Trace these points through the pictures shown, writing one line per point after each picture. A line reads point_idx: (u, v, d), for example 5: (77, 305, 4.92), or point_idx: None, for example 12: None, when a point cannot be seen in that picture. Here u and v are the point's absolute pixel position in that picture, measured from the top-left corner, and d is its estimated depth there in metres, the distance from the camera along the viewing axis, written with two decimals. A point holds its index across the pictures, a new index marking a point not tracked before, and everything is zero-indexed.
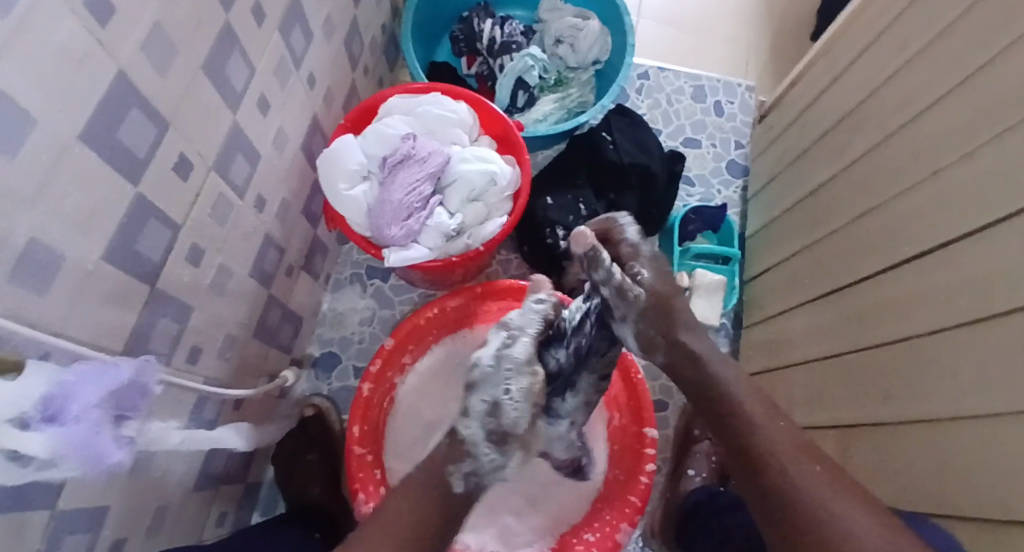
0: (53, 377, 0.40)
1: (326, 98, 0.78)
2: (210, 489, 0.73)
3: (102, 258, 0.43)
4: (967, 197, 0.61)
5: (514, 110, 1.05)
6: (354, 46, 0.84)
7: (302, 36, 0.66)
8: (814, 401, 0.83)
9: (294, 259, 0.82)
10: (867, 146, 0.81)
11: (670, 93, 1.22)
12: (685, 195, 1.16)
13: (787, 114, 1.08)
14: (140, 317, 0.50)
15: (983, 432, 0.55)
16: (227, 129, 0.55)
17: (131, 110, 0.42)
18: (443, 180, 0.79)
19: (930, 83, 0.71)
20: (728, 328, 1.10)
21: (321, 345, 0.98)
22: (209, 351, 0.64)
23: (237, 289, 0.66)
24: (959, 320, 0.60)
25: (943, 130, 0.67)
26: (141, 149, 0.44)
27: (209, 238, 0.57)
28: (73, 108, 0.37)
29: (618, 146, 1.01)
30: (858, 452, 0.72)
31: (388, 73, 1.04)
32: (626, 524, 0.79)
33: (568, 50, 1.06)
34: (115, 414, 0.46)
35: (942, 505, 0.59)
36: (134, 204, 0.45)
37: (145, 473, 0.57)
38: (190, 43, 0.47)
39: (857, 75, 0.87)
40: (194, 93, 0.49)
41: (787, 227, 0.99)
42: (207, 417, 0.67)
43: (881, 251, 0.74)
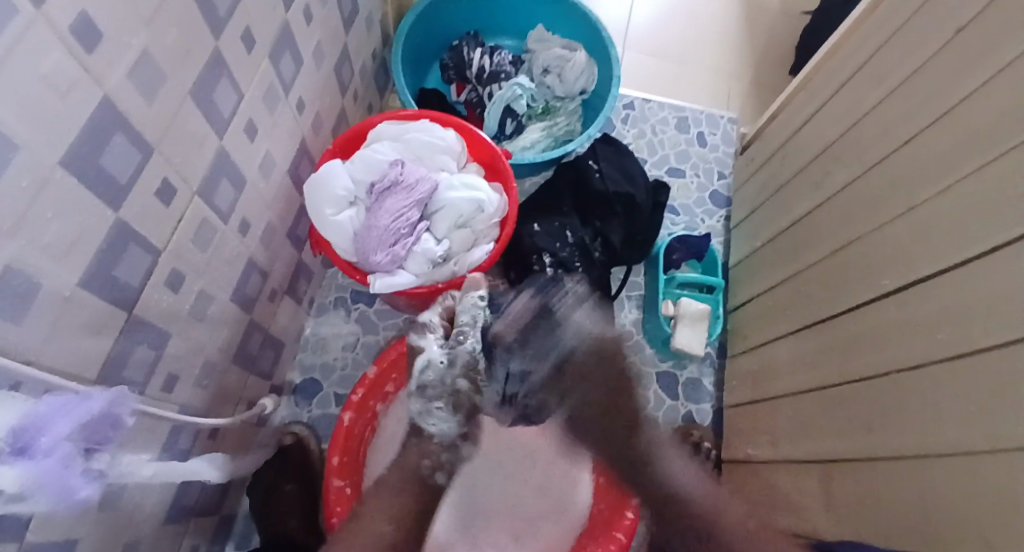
0: (23, 409, 0.38)
1: (314, 123, 0.78)
2: (182, 521, 0.71)
3: (80, 284, 0.42)
4: (947, 234, 0.63)
5: (502, 138, 1.06)
6: (344, 72, 0.84)
7: (292, 62, 0.66)
8: (798, 433, 0.83)
9: (277, 284, 0.81)
10: (847, 180, 0.83)
11: (654, 124, 1.24)
12: (670, 224, 1.17)
13: (768, 146, 1.10)
14: (116, 344, 0.49)
15: (966, 468, 0.55)
16: (213, 154, 0.55)
17: (115, 136, 0.41)
18: (431, 206, 0.79)
19: (907, 121, 0.73)
20: (712, 357, 1.10)
21: (302, 371, 0.96)
22: (186, 378, 0.62)
23: (218, 314, 0.65)
24: (940, 354, 0.61)
25: (920, 167, 0.69)
26: (124, 174, 0.44)
27: (190, 263, 0.56)
28: (57, 134, 0.36)
29: (604, 175, 1.02)
30: (842, 486, 0.72)
31: (377, 99, 1.05)
32: None
33: (556, 80, 1.08)
34: (87, 446, 0.45)
35: (926, 541, 0.59)
36: (115, 230, 0.44)
37: (116, 506, 0.54)
38: (179, 69, 0.47)
39: (836, 111, 0.89)
40: (181, 118, 0.49)
41: (770, 258, 1.01)
42: (182, 446, 0.65)
43: (863, 284, 0.75)
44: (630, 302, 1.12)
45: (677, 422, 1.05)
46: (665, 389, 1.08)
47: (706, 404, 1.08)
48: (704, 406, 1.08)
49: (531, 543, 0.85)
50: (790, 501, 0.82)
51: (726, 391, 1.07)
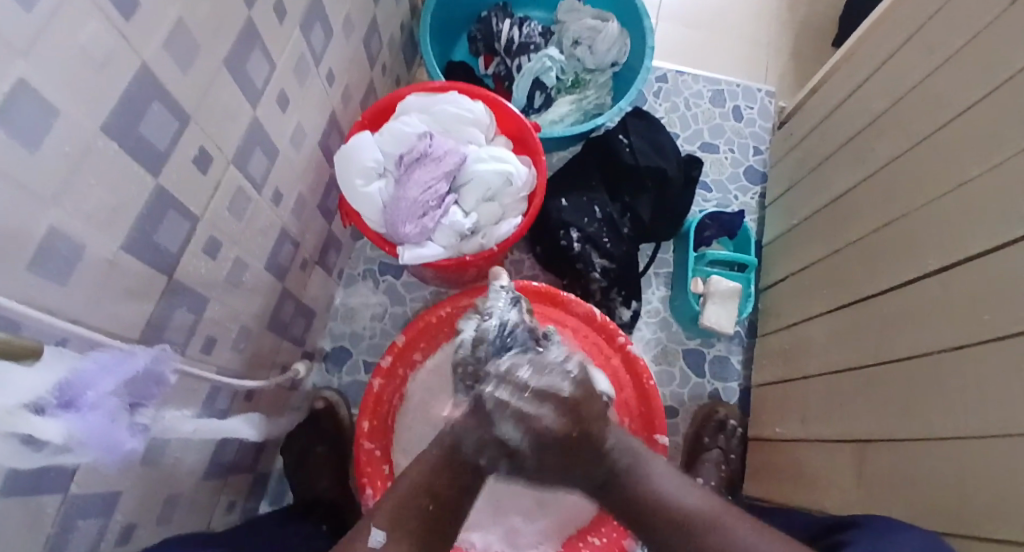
0: (69, 365, 0.41)
1: (344, 95, 0.78)
2: (220, 479, 0.74)
3: (122, 249, 0.44)
4: (993, 211, 0.60)
5: (531, 111, 1.05)
6: (373, 43, 0.84)
7: (322, 32, 0.66)
8: (830, 413, 0.82)
9: (308, 254, 0.82)
10: (892, 154, 0.80)
11: (688, 97, 1.21)
12: (701, 200, 1.15)
13: (808, 120, 1.07)
14: (157, 308, 0.51)
15: (1005, 450, 0.54)
16: (246, 124, 0.56)
17: (153, 104, 0.43)
18: (458, 179, 0.79)
19: (959, 91, 0.69)
20: (741, 336, 1.09)
21: (333, 340, 0.99)
22: (223, 343, 0.64)
23: (253, 281, 0.67)
24: (981, 335, 0.59)
25: (969, 140, 0.66)
26: (161, 143, 0.45)
27: (226, 231, 0.58)
28: (97, 102, 0.37)
29: (634, 149, 1.00)
30: (873, 467, 0.71)
31: (405, 71, 1.05)
32: (634, 529, 0.78)
33: (586, 52, 1.06)
34: (129, 403, 0.47)
35: (959, 523, 0.58)
36: (154, 197, 0.46)
37: (158, 462, 0.57)
38: (212, 38, 0.47)
39: (882, 82, 0.85)
40: (215, 88, 0.50)
41: (806, 236, 0.98)
42: (220, 408, 0.68)
43: (903, 261, 0.73)
44: (657, 279, 1.11)
45: (703, 398, 1.05)
46: (692, 366, 1.07)
47: (733, 383, 1.07)
48: (731, 385, 1.07)
49: (554, 512, 0.87)
50: (817, 482, 0.81)
51: (754, 371, 1.06)
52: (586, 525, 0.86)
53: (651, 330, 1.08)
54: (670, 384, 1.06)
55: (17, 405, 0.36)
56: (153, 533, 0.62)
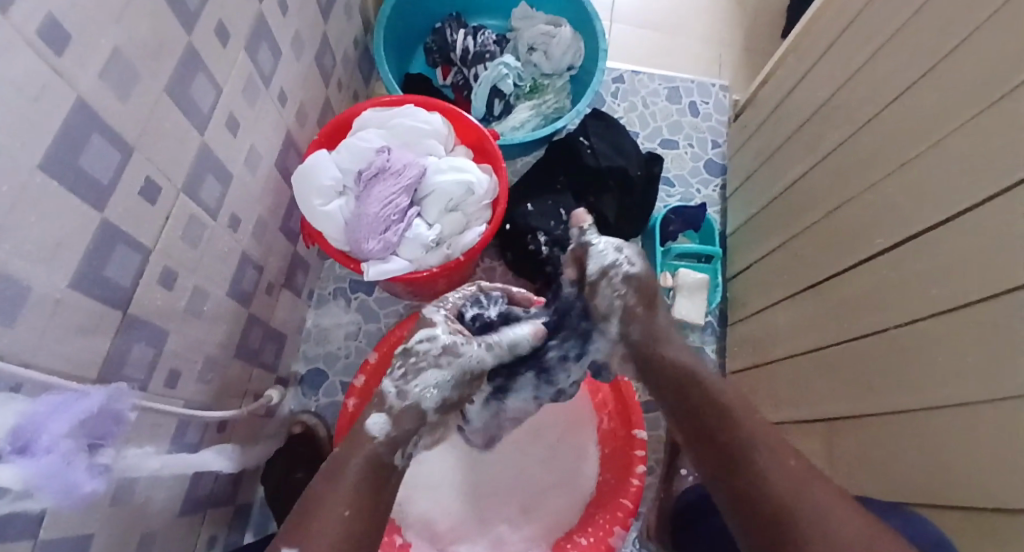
0: (21, 411, 0.39)
1: (299, 114, 0.78)
2: (197, 513, 0.72)
3: (71, 286, 0.43)
4: (937, 190, 0.62)
5: (491, 119, 1.06)
6: (325, 60, 0.84)
7: (270, 53, 0.66)
8: (801, 397, 0.83)
9: (274, 277, 0.82)
10: (839, 140, 0.82)
11: (646, 96, 1.23)
12: (665, 196, 1.16)
13: (761, 111, 1.09)
14: (113, 344, 0.50)
15: (965, 418, 0.56)
16: (196, 151, 0.55)
17: (93, 137, 0.42)
18: (420, 192, 0.79)
19: (897, 75, 0.72)
20: (713, 325, 1.10)
21: (307, 362, 0.98)
22: (188, 374, 0.63)
23: (215, 309, 0.66)
24: (934, 308, 0.61)
25: (909, 123, 0.68)
26: (105, 175, 0.44)
27: (182, 260, 0.57)
28: (33, 139, 0.37)
29: (595, 150, 1.01)
30: (846, 447, 0.73)
31: (362, 87, 1.05)
32: (619, 527, 0.78)
33: (542, 58, 1.07)
34: (88, 443, 0.46)
35: (927, 493, 0.60)
36: (101, 231, 0.45)
37: (127, 501, 0.56)
38: (152, 66, 0.47)
39: (826, 70, 0.88)
40: (159, 116, 0.49)
41: (766, 225, 1.00)
42: (190, 440, 0.66)
43: (858, 243, 0.75)
44: None
45: None
46: None
47: (710, 372, 1.07)
48: None
49: (540, 517, 0.87)
50: None
51: (729, 360, 1.06)
52: (572, 529, 0.85)
53: None
54: None
55: None
56: None
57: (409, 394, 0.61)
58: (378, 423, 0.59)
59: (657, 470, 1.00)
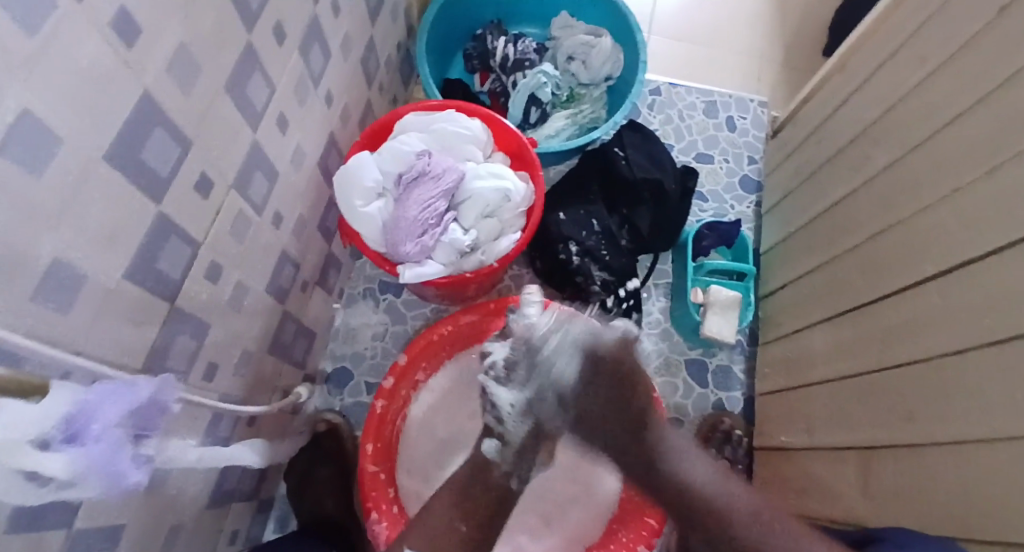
0: (72, 398, 0.40)
1: (343, 115, 0.79)
2: (223, 506, 0.73)
3: (124, 276, 0.44)
4: (992, 216, 0.61)
5: (527, 127, 1.05)
6: (370, 63, 0.85)
7: (321, 54, 0.66)
8: (836, 421, 0.82)
9: (309, 275, 0.82)
10: (887, 161, 0.80)
11: (682, 109, 1.22)
12: (698, 210, 1.15)
13: (802, 129, 1.08)
14: (159, 335, 0.50)
15: (1013, 454, 0.53)
16: (247, 147, 0.56)
17: (154, 130, 0.42)
18: (458, 196, 0.79)
19: (952, 99, 0.70)
20: (743, 344, 1.09)
21: (334, 360, 0.98)
22: (225, 368, 0.64)
23: (254, 304, 0.66)
24: (985, 337, 0.59)
25: (964, 146, 0.67)
26: (163, 169, 0.45)
27: (227, 255, 0.57)
28: (100, 130, 0.37)
29: (631, 161, 1.01)
30: (880, 475, 0.71)
31: (402, 90, 1.05)
32: (643, 546, 0.78)
33: (580, 67, 1.07)
34: (134, 434, 0.46)
35: (967, 528, 0.58)
36: (155, 223, 0.45)
37: (160, 491, 0.56)
38: (212, 63, 0.47)
39: (876, 90, 0.86)
40: (215, 113, 0.50)
41: (805, 244, 0.98)
42: (223, 434, 0.67)
43: (904, 267, 0.73)
44: (657, 290, 1.11)
45: (708, 409, 1.05)
46: (694, 376, 1.07)
47: (736, 392, 1.06)
48: (735, 395, 1.06)
49: (561, 529, 0.86)
50: (825, 490, 0.81)
51: (758, 380, 1.05)
52: (594, 544, 0.84)
53: (653, 341, 1.08)
54: (673, 395, 1.06)
55: (23, 440, 0.35)
56: None
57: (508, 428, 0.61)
58: (492, 445, 0.63)
59: None
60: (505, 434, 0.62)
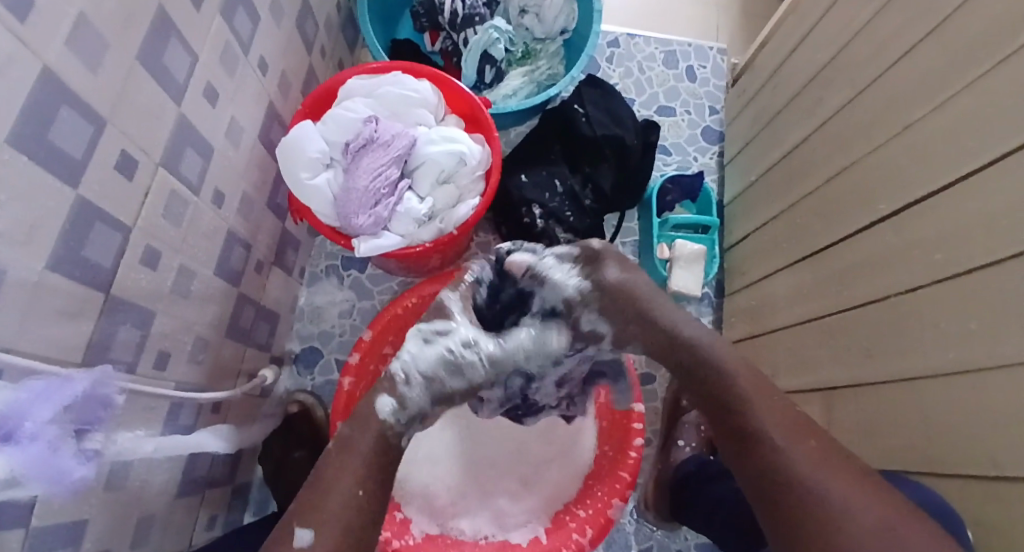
0: (6, 398, 0.38)
1: (281, 84, 0.75)
2: (195, 495, 0.72)
3: (48, 268, 0.41)
4: (940, 156, 0.61)
5: (482, 87, 1.02)
6: (307, 27, 0.80)
7: (248, 19, 0.62)
8: (799, 365, 0.83)
9: (263, 255, 0.80)
10: (842, 103, 0.79)
11: (641, 61, 1.19)
12: (662, 164, 1.14)
13: (759, 76, 1.06)
14: (98, 327, 0.48)
15: (967, 384, 0.55)
16: (172, 123, 0.53)
17: (62, 109, 0.39)
18: (410, 163, 0.76)
19: (901, 33, 0.69)
20: (710, 297, 1.09)
21: (301, 340, 0.96)
22: (178, 356, 0.62)
23: (203, 289, 0.64)
24: (936, 274, 0.60)
25: (915, 83, 0.66)
26: (77, 151, 0.42)
27: (165, 239, 0.55)
28: (1, 115, 0.34)
29: (591, 119, 0.99)
30: (845, 413, 0.73)
31: (347, 55, 1.01)
32: (618, 499, 0.78)
33: (534, 21, 1.02)
34: (75, 430, 0.45)
35: (929, 460, 0.60)
36: (77, 209, 0.43)
37: (123, 485, 0.55)
38: (121, 32, 0.44)
39: (827, 29, 0.85)
40: (131, 87, 0.46)
41: (765, 193, 0.98)
42: (184, 422, 0.65)
43: (860, 207, 0.73)
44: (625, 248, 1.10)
45: None
46: None
47: None
48: None
49: (540, 489, 0.87)
50: None
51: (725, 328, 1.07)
52: (570, 500, 0.85)
53: None
54: None
55: None
56: None
57: (411, 405, 0.61)
58: (389, 406, 0.59)
59: (655, 440, 1.00)
60: (407, 399, 0.60)
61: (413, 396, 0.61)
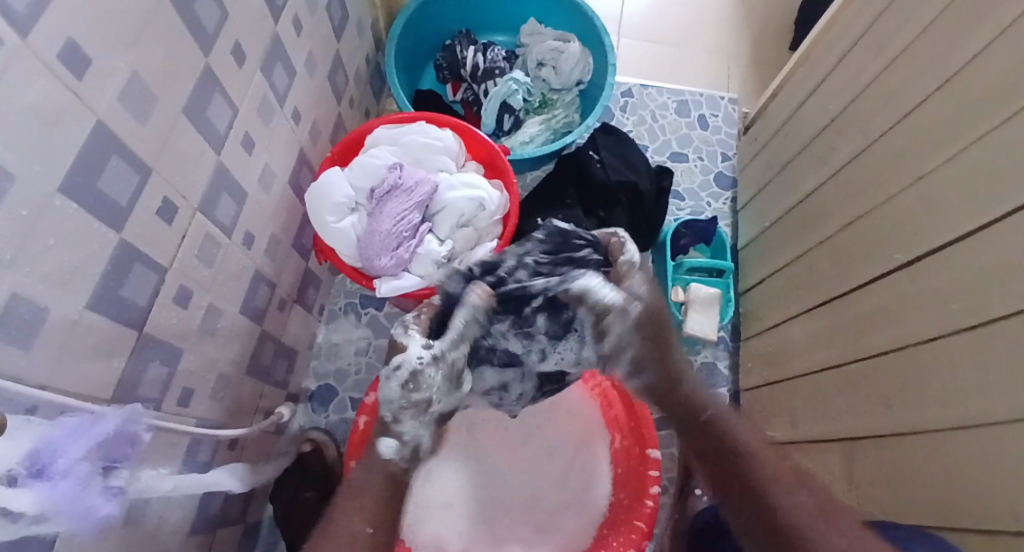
0: (38, 433, 0.39)
1: (312, 132, 0.79)
2: (207, 533, 0.72)
3: (87, 307, 0.43)
4: (953, 206, 0.62)
5: (500, 134, 1.06)
6: (338, 78, 0.84)
7: (285, 73, 0.66)
8: (818, 412, 0.82)
9: (286, 294, 0.81)
10: (852, 153, 0.81)
11: (654, 109, 1.23)
12: (675, 208, 1.16)
13: (770, 125, 1.09)
14: (128, 364, 0.49)
15: (986, 436, 0.55)
16: (210, 170, 0.55)
17: (111, 158, 0.42)
18: (431, 208, 0.79)
19: (910, 88, 0.71)
20: (726, 341, 1.09)
21: (317, 378, 0.97)
22: (201, 392, 0.63)
23: (229, 327, 0.66)
24: (954, 323, 0.60)
25: (924, 136, 0.68)
26: (122, 197, 0.44)
27: (196, 279, 0.57)
28: (53, 163, 0.37)
29: (605, 164, 1.01)
30: (864, 464, 0.71)
31: (373, 104, 1.05)
32: (634, 550, 0.76)
33: (551, 73, 1.07)
34: (104, 466, 0.46)
35: (949, 514, 0.59)
36: (117, 252, 0.45)
37: (140, 522, 0.55)
38: (169, 88, 0.47)
39: (837, 84, 0.87)
40: (175, 137, 0.49)
41: (779, 238, 0.99)
42: (202, 458, 0.66)
43: (875, 255, 0.74)
44: None
45: None
46: None
47: (723, 388, 1.07)
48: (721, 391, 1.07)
49: (553, 535, 0.85)
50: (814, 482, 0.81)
51: (742, 374, 1.06)
52: (584, 551, 0.83)
53: None
54: None
55: None
56: None
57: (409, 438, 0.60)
58: (390, 447, 0.60)
59: (670, 487, 0.99)
60: (405, 436, 0.60)
61: (410, 433, 0.60)
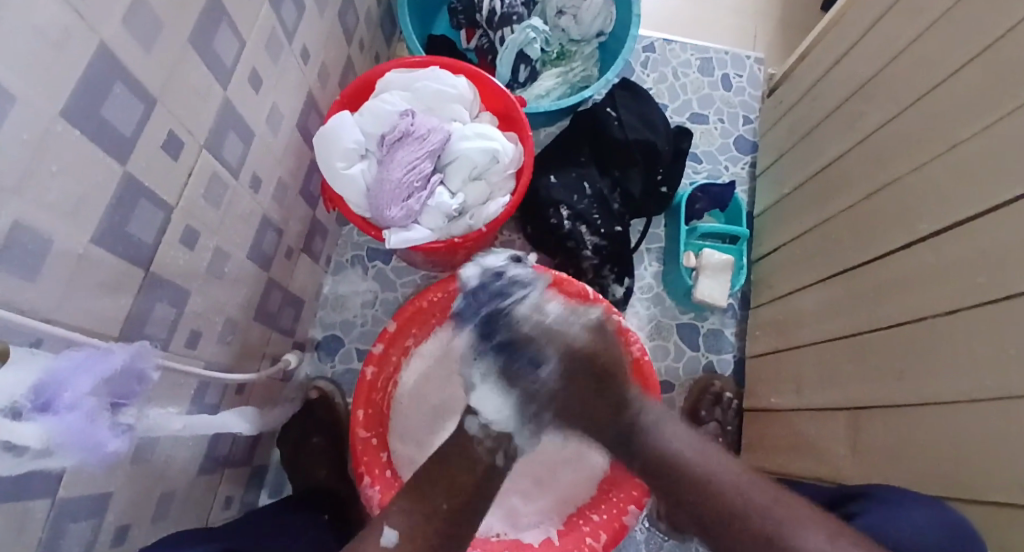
0: (43, 366, 0.39)
1: (321, 74, 0.76)
2: (215, 474, 0.73)
3: (92, 241, 0.42)
4: (985, 176, 0.59)
5: (515, 85, 1.02)
6: (348, 18, 0.81)
7: (294, 9, 0.63)
8: (827, 381, 0.81)
9: (293, 242, 0.80)
10: (882, 118, 0.78)
11: (676, 67, 1.18)
12: (692, 171, 1.14)
13: (796, 89, 1.06)
14: (135, 303, 0.49)
15: (1000, 411, 0.54)
16: (218, 107, 0.53)
17: (115, 87, 0.40)
18: (443, 158, 0.77)
19: (948, 50, 0.68)
20: (735, 308, 1.08)
21: (323, 328, 0.97)
22: (208, 335, 0.63)
23: (236, 271, 0.65)
24: (976, 296, 0.58)
25: (959, 101, 0.65)
26: (128, 127, 0.42)
27: (203, 220, 0.56)
28: (56, 87, 0.35)
29: (623, 122, 0.98)
30: (871, 434, 0.71)
31: (384, 49, 1.02)
32: (632, 506, 0.78)
33: (571, 22, 1.02)
34: (110, 402, 0.46)
35: (956, 486, 0.59)
36: (123, 185, 0.44)
37: (148, 459, 0.56)
38: (175, 15, 0.45)
39: (870, 45, 0.83)
40: (181, 69, 0.47)
41: (798, 206, 0.97)
42: (210, 401, 0.66)
43: (899, 225, 0.72)
44: (650, 255, 1.09)
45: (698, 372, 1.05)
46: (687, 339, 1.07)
47: (728, 354, 1.07)
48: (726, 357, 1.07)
49: (553, 491, 0.86)
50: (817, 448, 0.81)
51: (748, 341, 1.06)
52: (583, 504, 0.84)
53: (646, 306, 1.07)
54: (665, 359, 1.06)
55: None
56: (149, 531, 0.60)
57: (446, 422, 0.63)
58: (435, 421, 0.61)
59: None
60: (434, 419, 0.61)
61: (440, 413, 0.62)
